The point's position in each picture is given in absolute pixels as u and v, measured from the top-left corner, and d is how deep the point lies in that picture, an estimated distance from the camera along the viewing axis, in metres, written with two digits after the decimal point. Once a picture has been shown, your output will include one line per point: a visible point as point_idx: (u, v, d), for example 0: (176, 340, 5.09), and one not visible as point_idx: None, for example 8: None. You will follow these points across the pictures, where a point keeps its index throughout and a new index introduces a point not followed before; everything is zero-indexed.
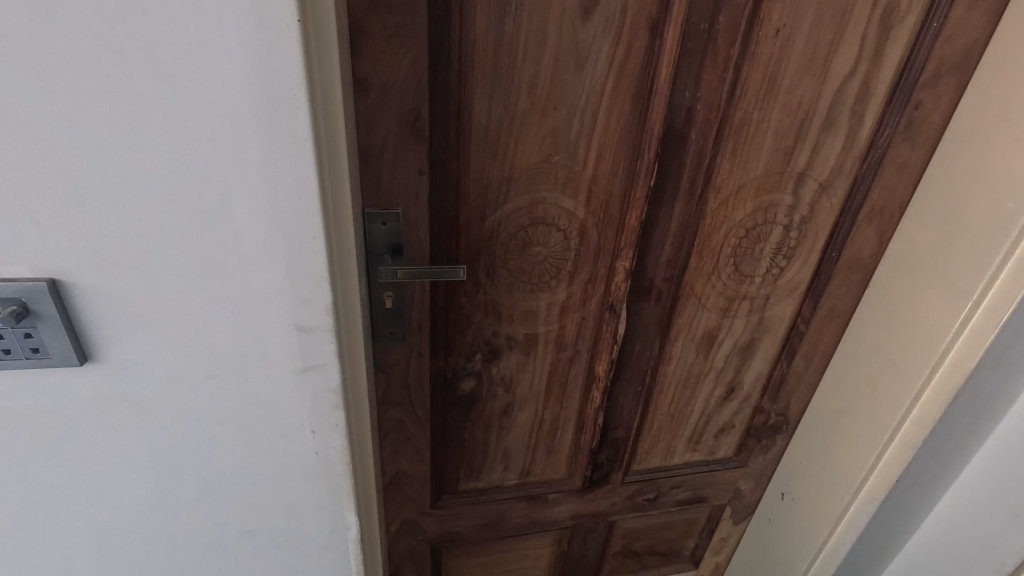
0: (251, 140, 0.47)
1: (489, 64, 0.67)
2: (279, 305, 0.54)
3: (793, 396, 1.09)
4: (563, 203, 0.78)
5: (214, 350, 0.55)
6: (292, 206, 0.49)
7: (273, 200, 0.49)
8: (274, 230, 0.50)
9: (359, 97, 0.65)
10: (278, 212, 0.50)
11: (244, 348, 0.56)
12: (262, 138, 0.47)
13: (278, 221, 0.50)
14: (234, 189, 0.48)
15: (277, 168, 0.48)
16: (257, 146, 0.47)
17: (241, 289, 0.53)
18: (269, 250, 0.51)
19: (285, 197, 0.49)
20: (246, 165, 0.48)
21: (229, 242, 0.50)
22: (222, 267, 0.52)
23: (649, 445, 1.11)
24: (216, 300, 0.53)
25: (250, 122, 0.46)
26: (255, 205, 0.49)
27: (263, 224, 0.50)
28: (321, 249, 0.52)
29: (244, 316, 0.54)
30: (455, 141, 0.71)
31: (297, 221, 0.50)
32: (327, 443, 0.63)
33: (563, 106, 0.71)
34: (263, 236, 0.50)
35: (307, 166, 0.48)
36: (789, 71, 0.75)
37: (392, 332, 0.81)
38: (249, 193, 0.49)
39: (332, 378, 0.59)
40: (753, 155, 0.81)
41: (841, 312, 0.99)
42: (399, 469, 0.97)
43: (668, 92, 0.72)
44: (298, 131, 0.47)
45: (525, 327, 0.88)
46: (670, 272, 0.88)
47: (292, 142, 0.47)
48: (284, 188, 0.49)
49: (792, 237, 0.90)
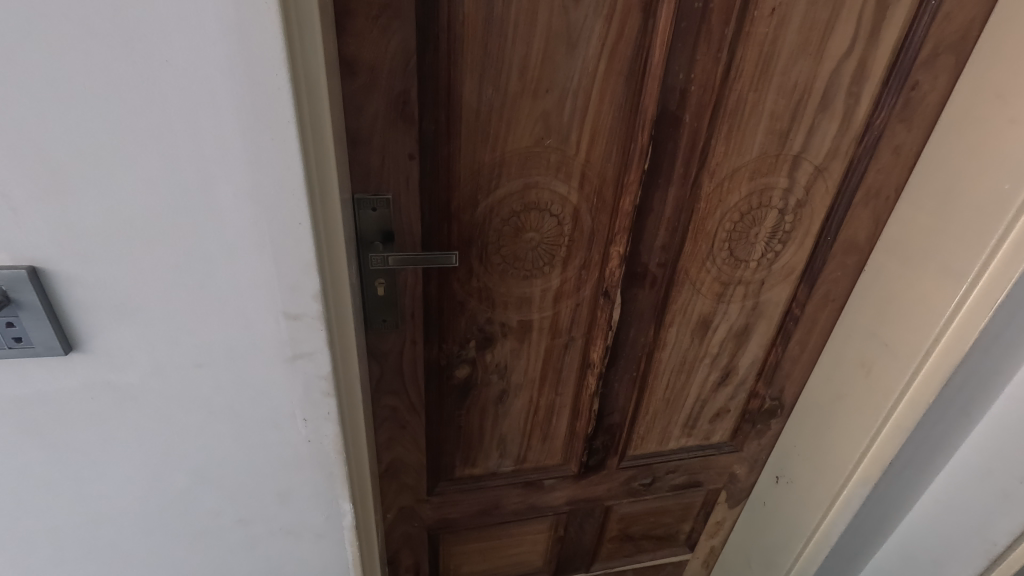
0: (232, 120, 0.45)
1: (478, 45, 0.66)
2: (267, 292, 0.53)
3: (788, 380, 1.09)
4: (556, 187, 0.77)
5: (201, 340, 0.54)
6: (278, 189, 0.48)
7: (257, 182, 0.48)
8: (259, 214, 0.49)
9: (346, 79, 0.64)
10: (263, 195, 0.48)
11: (233, 336, 0.55)
12: (243, 118, 0.45)
13: (263, 205, 0.49)
14: (216, 171, 0.47)
15: (260, 149, 0.46)
16: (239, 127, 0.46)
17: (226, 276, 0.51)
18: (254, 236, 0.50)
19: (269, 179, 0.48)
20: (228, 148, 0.46)
21: (212, 227, 0.49)
22: (208, 254, 0.50)
23: (644, 431, 1.12)
24: (202, 288, 0.52)
25: (231, 102, 0.45)
26: (239, 188, 0.48)
27: (249, 208, 0.49)
28: (309, 234, 0.50)
29: (231, 303, 0.53)
30: (445, 124, 0.69)
31: (284, 206, 0.49)
32: (319, 431, 0.62)
33: (554, 88, 0.70)
34: (248, 220, 0.49)
35: (291, 148, 0.47)
36: (783, 52, 0.73)
37: (384, 320, 0.81)
38: (233, 176, 0.47)
39: (323, 367, 0.58)
40: (748, 138, 0.79)
41: (836, 296, 0.99)
42: (394, 457, 0.98)
43: (662, 75, 0.71)
44: (280, 113, 0.45)
45: (519, 313, 0.88)
46: (665, 257, 0.88)
47: (275, 122, 0.46)
48: (268, 169, 0.47)
49: (787, 221, 0.90)
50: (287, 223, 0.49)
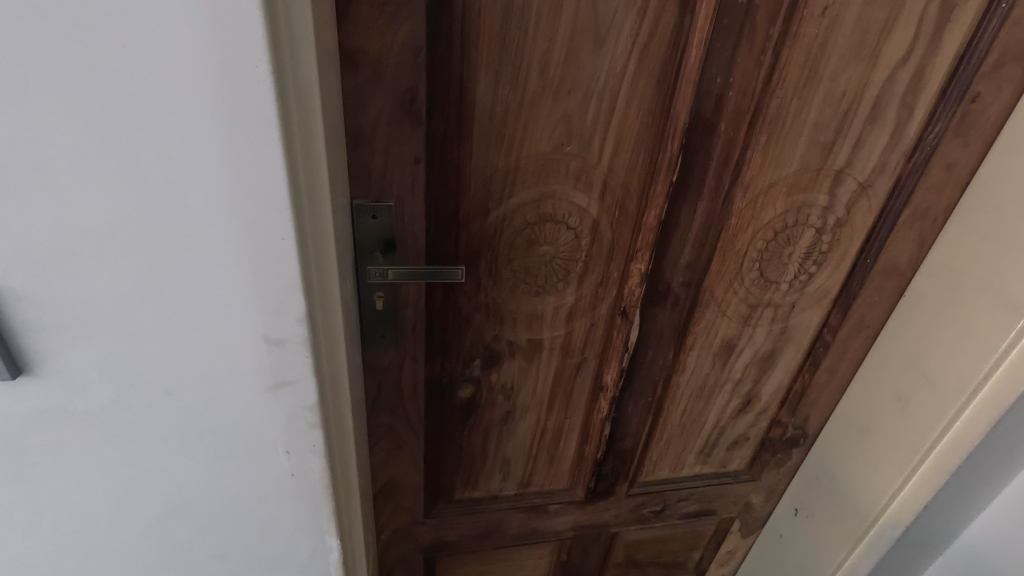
0: (204, 118, 0.39)
1: (495, 39, 0.59)
2: (243, 313, 0.46)
3: (813, 409, 1.02)
4: (574, 198, 0.70)
5: (170, 365, 0.47)
6: (259, 198, 0.41)
7: (234, 190, 0.41)
8: (236, 226, 0.42)
9: (347, 73, 0.57)
10: (241, 205, 0.41)
11: (204, 362, 0.47)
12: (218, 115, 0.39)
13: (241, 215, 0.42)
14: (186, 175, 0.40)
15: (237, 152, 0.40)
16: (213, 125, 0.39)
17: (196, 296, 0.44)
18: (231, 251, 0.43)
19: (247, 187, 0.41)
20: (200, 150, 0.40)
21: (182, 240, 0.42)
22: (177, 270, 0.43)
23: (657, 457, 1.05)
24: (171, 308, 0.45)
25: (202, 96, 0.38)
26: (214, 195, 0.41)
27: (226, 219, 0.42)
28: (293, 250, 0.43)
29: (203, 325, 0.46)
30: (456, 125, 0.63)
31: (264, 217, 0.42)
32: (303, 464, 0.55)
33: (577, 89, 0.63)
34: (224, 233, 0.42)
35: (275, 152, 0.40)
36: (834, 56, 0.66)
37: (382, 335, 0.75)
38: (205, 182, 0.41)
39: (308, 395, 0.51)
40: (788, 149, 0.72)
41: (871, 322, 0.92)
42: (390, 477, 0.92)
43: (697, 78, 0.63)
44: (262, 111, 0.39)
45: (528, 332, 0.81)
46: (689, 276, 0.80)
47: (256, 122, 0.39)
48: (246, 175, 0.41)
49: (824, 242, 0.82)
50: (267, 237, 0.43)
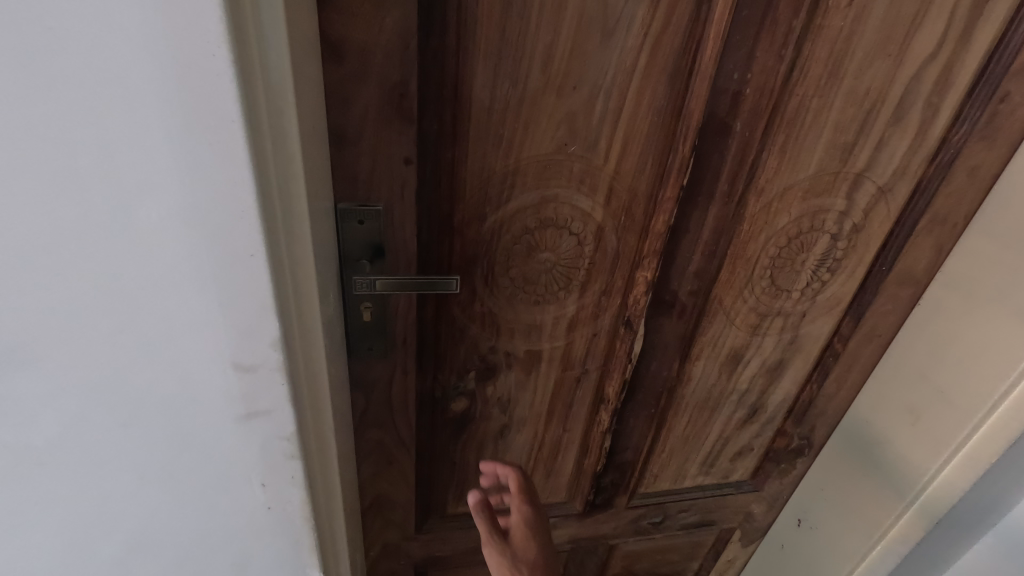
0: (152, 117, 0.32)
1: (494, 28, 0.53)
2: (208, 341, 0.40)
3: (820, 419, 0.99)
4: (578, 203, 0.65)
5: (126, 396, 0.41)
6: (222, 211, 0.35)
7: (191, 205, 0.35)
8: (196, 243, 0.36)
9: (330, 65, 0.52)
10: (201, 221, 0.35)
11: (166, 393, 0.41)
12: (169, 116, 0.32)
13: (202, 231, 0.35)
14: (132, 188, 0.34)
15: (194, 161, 0.33)
16: (164, 129, 0.32)
17: (151, 322, 0.38)
18: (191, 272, 0.37)
19: (207, 201, 0.35)
20: (149, 154, 0.33)
21: (130, 259, 0.36)
22: (127, 296, 0.37)
23: (658, 469, 1.01)
24: (123, 334, 0.38)
25: (149, 94, 0.31)
26: (167, 207, 0.34)
27: (183, 238, 0.36)
28: (265, 269, 0.38)
29: (162, 353, 0.40)
30: (450, 123, 0.57)
31: (229, 232, 0.36)
32: (282, 495, 0.50)
33: (583, 84, 0.58)
34: (182, 251, 0.36)
35: (239, 157, 0.34)
36: (859, 51, 0.61)
37: (370, 348, 0.69)
38: (156, 195, 0.34)
39: (286, 424, 0.45)
40: (806, 152, 0.67)
41: (883, 331, 0.88)
42: (379, 493, 0.87)
43: (713, 74, 0.58)
44: (223, 109, 0.32)
45: (527, 343, 0.76)
46: (697, 284, 0.76)
47: (217, 124, 0.33)
48: (206, 187, 0.34)
49: (839, 249, 0.78)
50: (234, 256, 0.37)
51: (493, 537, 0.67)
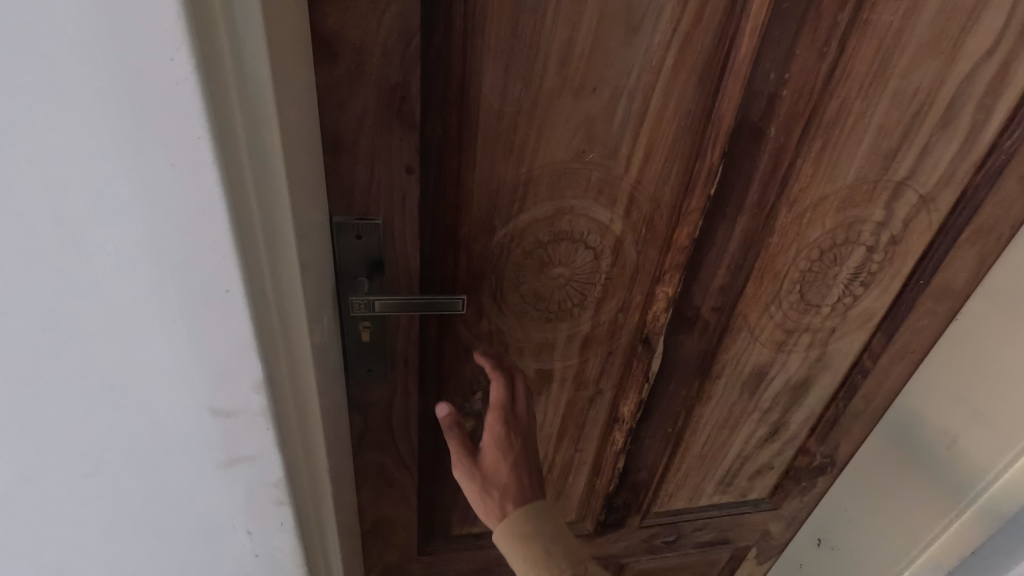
0: (99, 132, 0.26)
1: (506, 23, 0.48)
2: (181, 384, 0.34)
3: (845, 438, 0.93)
4: (595, 214, 0.60)
5: (88, 444, 0.36)
6: (189, 243, 0.30)
7: (153, 234, 0.29)
8: (161, 277, 0.30)
9: (323, 64, 0.46)
10: (165, 253, 0.30)
11: (134, 441, 0.36)
12: (120, 131, 0.26)
13: (167, 264, 0.30)
14: (80, 215, 0.28)
15: (153, 184, 0.28)
16: (114, 146, 0.27)
17: (114, 365, 0.33)
18: (156, 309, 0.31)
19: (171, 230, 0.29)
20: (98, 176, 0.27)
21: (84, 295, 0.30)
22: (83, 336, 0.32)
23: (673, 488, 0.96)
24: (80, 378, 0.33)
25: (94, 103, 0.26)
26: (123, 237, 0.29)
27: (146, 271, 0.30)
28: (243, 307, 0.32)
29: (127, 398, 0.34)
30: (457, 128, 0.52)
31: (200, 266, 0.30)
32: (270, 544, 0.45)
33: (604, 86, 0.52)
34: (144, 287, 0.31)
35: (208, 180, 0.28)
36: (908, 49, 0.55)
37: (369, 369, 0.65)
38: (110, 223, 0.28)
39: (272, 470, 0.40)
40: (845, 158, 0.61)
41: (916, 348, 0.83)
42: (380, 516, 0.83)
43: (748, 75, 0.53)
44: (186, 124, 0.27)
45: (537, 362, 0.71)
46: (721, 300, 0.71)
47: (178, 141, 0.27)
48: (168, 214, 0.29)
49: (875, 261, 0.72)
50: (207, 292, 0.31)
51: (463, 456, 0.59)
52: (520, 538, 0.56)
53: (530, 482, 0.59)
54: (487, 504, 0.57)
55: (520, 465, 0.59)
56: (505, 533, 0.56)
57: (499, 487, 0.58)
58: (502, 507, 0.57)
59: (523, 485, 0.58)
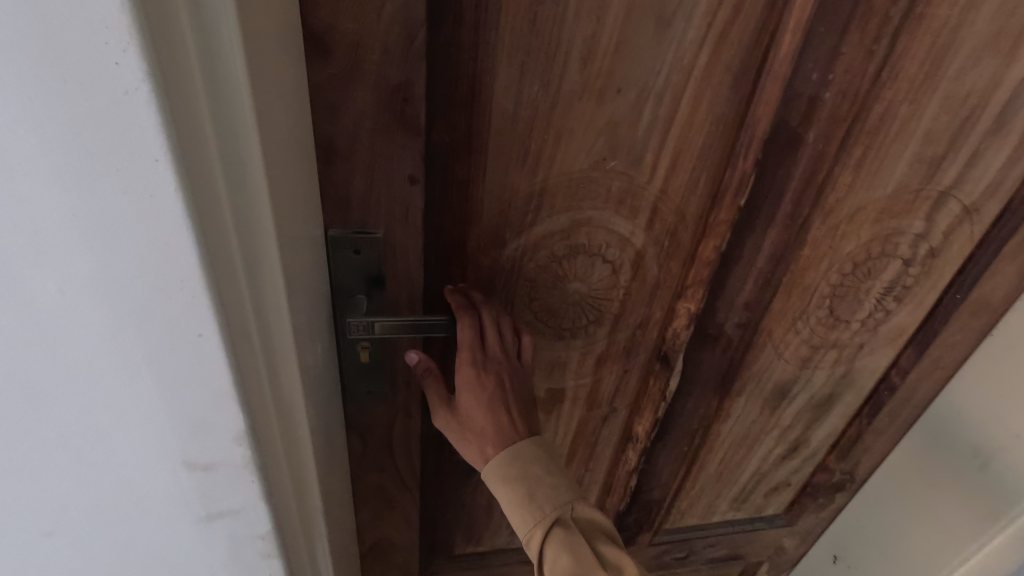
0: (31, 152, 0.21)
1: (522, 17, 0.42)
2: (149, 437, 0.30)
3: (867, 455, 0.89)
4: (615, 226, 0.55)
5: (45, 500, 0.31)
6: (152, 283, 0.24)
7: (105, 272, 0.24)
8: (119, 322, 0.25)
9: (316, 62, 0.41)
10: (123, 294, 0.25)
11: (98, 496, 0.32)
12: (58, 151, 0.21)
13: (125, 307, 0.25)
14: (15, 250, 0.23)
15: (103, 214, 0.23)
16: (53, 170, 0.21)
17: (69, 417, 0.28)
18: (115, 357, 0.26)
19: (129, 268, 0.24)
20: (33, 204, 0.22)
21: (28, 341, 0.25)
22: (33, 386, 0.27)
23: (686, 506, 0.92)
24: (30, 431, 0.28)
25: (22, 116, 0.20)
26: (70, 276, 0.24)
27: (100, 314, 0.25)
28: (220, 355, 0.27)
29: (87, 451, 0.30)
30: (466, 134, 0.47)
31: (165, 309, 0.25)
32: None
33: (629, 87, 0.47)
34: (99, 333, 0.26)
35: (170, 212, 0.23)
36: (963, 48, 0.50)
37: (368, 391, 0.60)
38: (52, 260, 0.23)
39: (258, 525, 0.35)
40: (886, 167, 0.56)
41: (947, 364, 0.78)
42: (379, 537, 0.78)
43: (788, 76, 0.48)
44: (139, 144, 0.21)
45: (549, 381, 0.66)
46: (746, 316, 0.66)
47: (131, 164, 0.22)
48: (124, 250, 0.23)
49: (911, 275, 0.67)
50: (175, 338, 0.26)
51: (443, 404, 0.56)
52: (501, 478, 0.53)
53: (510, 419, 0.53)
54: (472, 446, 0.55)
55: (497, 405, 0.53)
56: (488, 474, 0.53)
57: (476, 432, 0.54)
58: (484, 450, 0.54)
59: (502, 428, 0.53)
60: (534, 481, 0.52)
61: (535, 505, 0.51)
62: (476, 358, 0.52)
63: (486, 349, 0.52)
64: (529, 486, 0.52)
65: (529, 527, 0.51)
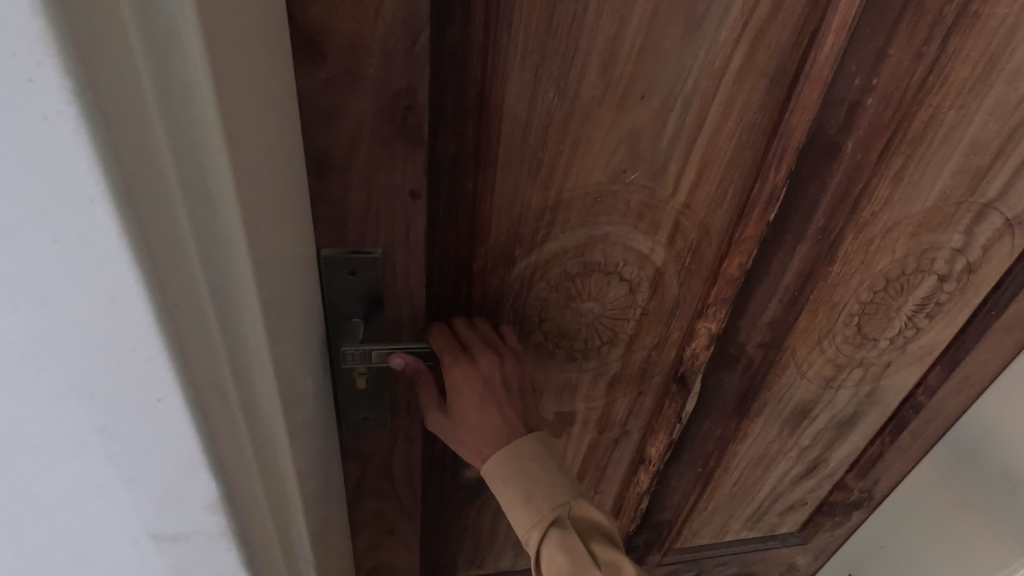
0: None
1: (538, 15, 0.38)
2: (105, 509, 0.25)
3: (888, 474, 0.85)
4: (634, 243, 0.51)
5: None
6: (96, 341, 0.20)
7: (38, 329, 0.19)
8: (59, 386, 0.21)
9: (306, 65, 0.36)
10: (63, 356, 0.20)
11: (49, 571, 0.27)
12: None
13: (65, 369, 0.20)
14: None
15: (28, 262, 0.18)
16: None
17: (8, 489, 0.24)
18: (56, 424, 0.22)
19: (67, 326, 0.20)
20: None
21: None
22: None
23: (698, 525, 0.88)
24: None
25: None
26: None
27: (34, 377, 0.20)
28: (185, 420, 0.23)
29: (33, 525, 0.25)
30: (473, 144, 0.42)
31: (115, 371, 0.21)
32: None
33: (654, 93, 0.42)
34: (35, 398, 0.21)
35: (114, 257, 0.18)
36: (1019, 50, 0.45)
37: (366, 418, 0.56)
38: None
39: None
40: (927, 179, 0.52)
41: (976, 382, 0.74)
42: (377, 563, 0.74)
43: (828, 80, 0.43)
44: (69, 176, 0.17)
45: (558, 404, 0.62)
46: (770, 335, 0.62)
47: (62, 205, 0.17)
48: (61, 305, 0.19)
49: (945, 292, 0.63)
50: (129, 403, 0.22)
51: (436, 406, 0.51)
52: (501, 474, 0.47)
53: (506, 415, 0.48)
54: (468, 447, 0.50)
55: (492, 400, 0.48)
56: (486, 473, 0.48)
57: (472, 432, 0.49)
58: (481, 449, 0.49)
59: (500, 430, 0.48)
60: (532, 479, 0.47)
61: (532, 504, 0.46)
62: (458, 354, 0.47)
63: (469, 345, 0.48)
64: (526, 484, 0.47)
65: (527, 526, 0.46)
